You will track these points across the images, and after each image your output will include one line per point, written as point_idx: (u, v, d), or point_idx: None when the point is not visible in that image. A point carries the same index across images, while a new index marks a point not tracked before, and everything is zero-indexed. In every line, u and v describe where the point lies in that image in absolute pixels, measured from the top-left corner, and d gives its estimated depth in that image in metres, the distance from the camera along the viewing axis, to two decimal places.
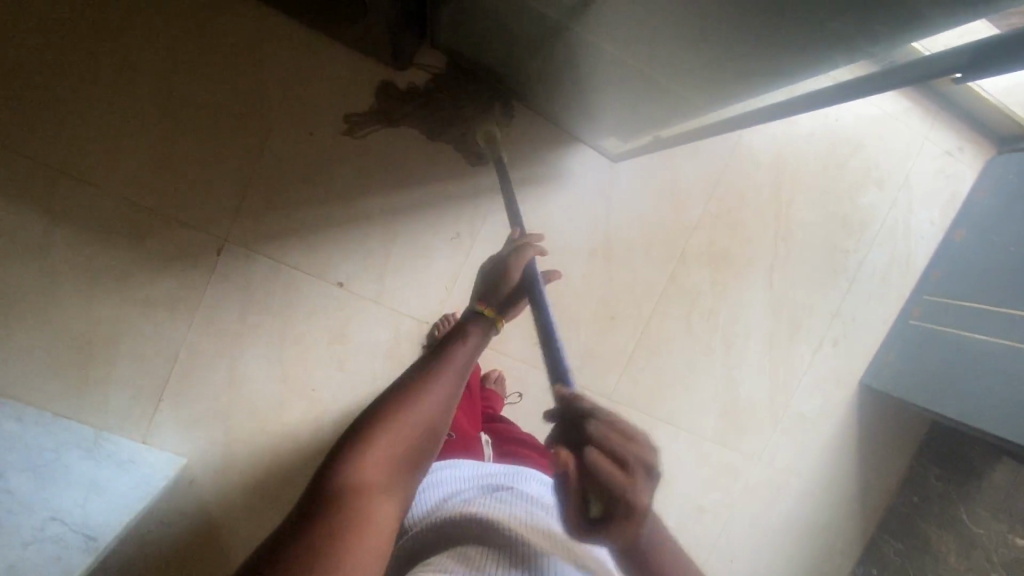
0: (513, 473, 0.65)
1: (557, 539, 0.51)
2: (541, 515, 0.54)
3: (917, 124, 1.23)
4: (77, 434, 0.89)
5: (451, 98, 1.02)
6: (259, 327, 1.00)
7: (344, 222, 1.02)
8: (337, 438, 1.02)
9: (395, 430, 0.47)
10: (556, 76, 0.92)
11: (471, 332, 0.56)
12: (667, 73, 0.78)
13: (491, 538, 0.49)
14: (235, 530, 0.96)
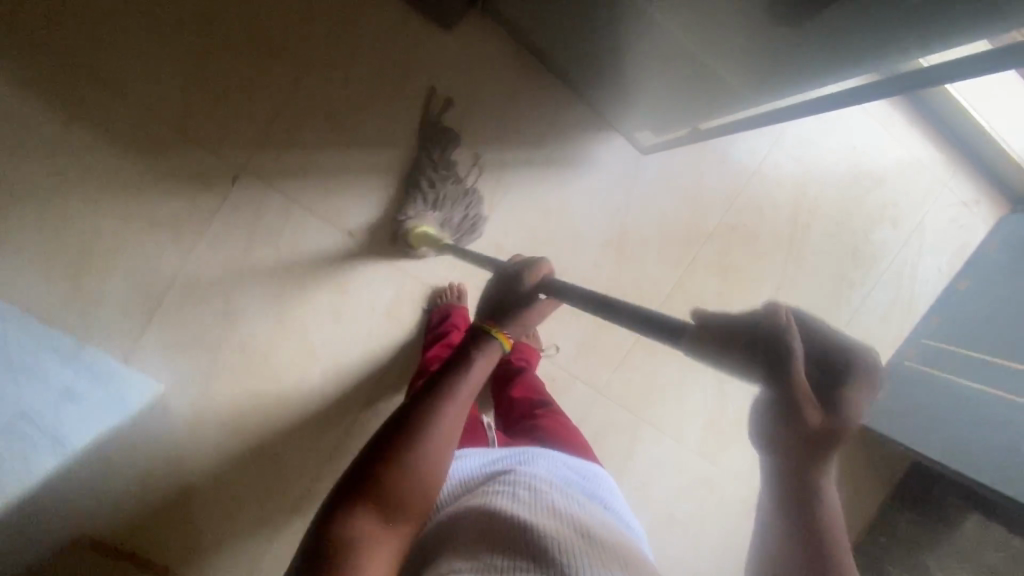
0: (515, 453, 0.63)
1: (585, 529, 0.46)
2: (561, 502, 0.50)
3: (942, 170, 1.18)
4: (56, 339, 0.87)
5: (436, 188, 0.97)
6: (263, 264, 0.97)
7: (367, 173, 0.98)
8: (321, 383, 1.01)
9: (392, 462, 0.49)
10: (601, 48, 0.88)
11: (469, 358, 0.60)
12: (721, 61, 0.73)
13: (511, 527, 0.44)
14: (201, 455, 0.97)
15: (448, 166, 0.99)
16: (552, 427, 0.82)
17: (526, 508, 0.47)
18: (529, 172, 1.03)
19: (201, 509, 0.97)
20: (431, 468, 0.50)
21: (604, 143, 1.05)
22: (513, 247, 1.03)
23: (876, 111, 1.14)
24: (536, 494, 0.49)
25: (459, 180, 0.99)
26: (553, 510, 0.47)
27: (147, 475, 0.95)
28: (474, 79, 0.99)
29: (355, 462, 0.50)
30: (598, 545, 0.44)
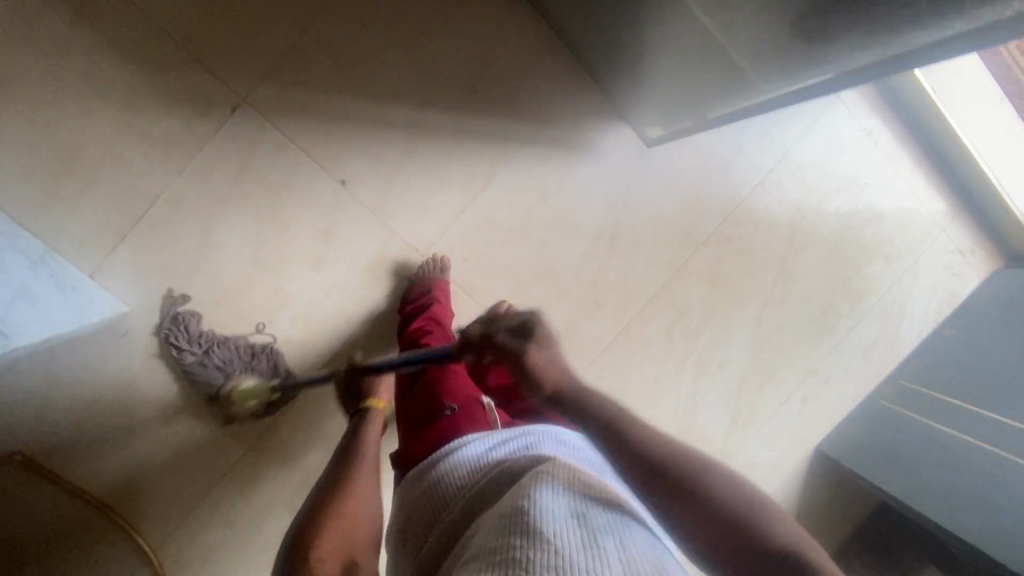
0: (521, 436, 0.66)
1: (574, 496, 0.48)
2: (558, 472, 0.53)
3: (943, 216, 1.18)
4: (23, 241, 0.84)
5: (210, 359, 0.95)
6: (248, 199, 0.95)
7: (366, 123, 0.97)
8: (289, 331, 0.99)
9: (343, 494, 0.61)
10: (625, 23, 0.88)
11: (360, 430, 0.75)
12: (748, 30, 0.73)
13: (498, 512, 0.47)
14: (155, 384, 0.95)
15: (202, 339, 0.95)
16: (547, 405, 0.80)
17: (525, 485, 0.50)
18: (535, 153, 1.02)
19: (149, 436, 0.96)
20: (363, 503, 0.61)
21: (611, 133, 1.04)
22: (504, 222, 1.02)
23: (885, 147, 1.15)
24: (535, 472, 0.53)
25: (230, 343, 0.96)
26: (545, 482, 0.50)
27: (99, 391, 0.93)
28: (492, 47, 0.99)
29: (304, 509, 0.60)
30: (586, 512, 0.46)
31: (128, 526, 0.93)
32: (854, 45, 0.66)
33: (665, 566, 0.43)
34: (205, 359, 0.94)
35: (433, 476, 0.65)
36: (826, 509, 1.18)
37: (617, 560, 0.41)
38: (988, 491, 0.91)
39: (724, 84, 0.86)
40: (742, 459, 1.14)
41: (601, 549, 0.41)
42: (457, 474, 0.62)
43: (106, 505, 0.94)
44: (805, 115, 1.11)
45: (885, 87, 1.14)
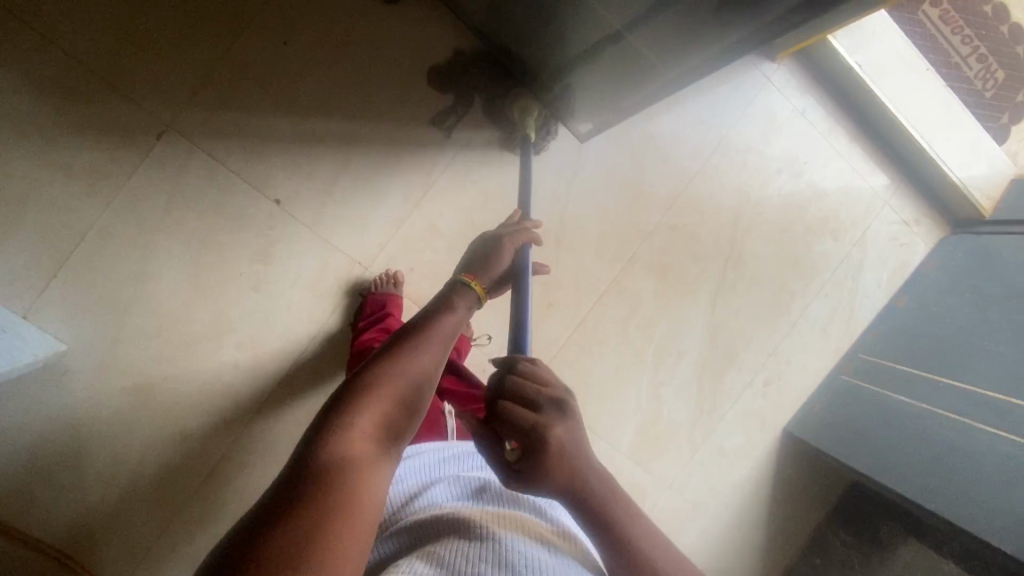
0: (475, 460, 0.69)
1: (531, 532, 0.52)
2: (520, 510, 0.56)
3: (883, 188, 1.19)
4: None
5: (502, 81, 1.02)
6: (181, 224, 0.94)
7: (298, 138, 0.96)
8: (235, 358, 0.97)
9: (394, 369, 0.47)
10: (539, 15, 0.88)
11: (458, 303, 0.57)
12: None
13: (464, 533, 0.50)
14: (96, 421, 0.92)
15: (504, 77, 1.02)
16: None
17: (491, 519, 0.52)
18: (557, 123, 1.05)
19: (93, 479, 0.92)
20: (403, 390, 0.46)
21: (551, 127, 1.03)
22: (449, 228, 1.02)
23: (821, 126, 1.16)
24: (500, 510, 0.55)
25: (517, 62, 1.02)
26: (513, 519, 0.53)
27: (39, 433, 0.90)
28: (421, 56, 0.99)
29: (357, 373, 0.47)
30: (550, 550, 0.50)
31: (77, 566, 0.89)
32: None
33: None
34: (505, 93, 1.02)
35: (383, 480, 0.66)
36: (802, 493, 1.17)
37: None
38: (947, 455, 0.92)
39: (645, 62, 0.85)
40: (710, 447, 1.13)
41: None
42: (409, 482, 0.64)
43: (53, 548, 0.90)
44: (739, 99, 1.12)
45: (814, 64, 1.15)
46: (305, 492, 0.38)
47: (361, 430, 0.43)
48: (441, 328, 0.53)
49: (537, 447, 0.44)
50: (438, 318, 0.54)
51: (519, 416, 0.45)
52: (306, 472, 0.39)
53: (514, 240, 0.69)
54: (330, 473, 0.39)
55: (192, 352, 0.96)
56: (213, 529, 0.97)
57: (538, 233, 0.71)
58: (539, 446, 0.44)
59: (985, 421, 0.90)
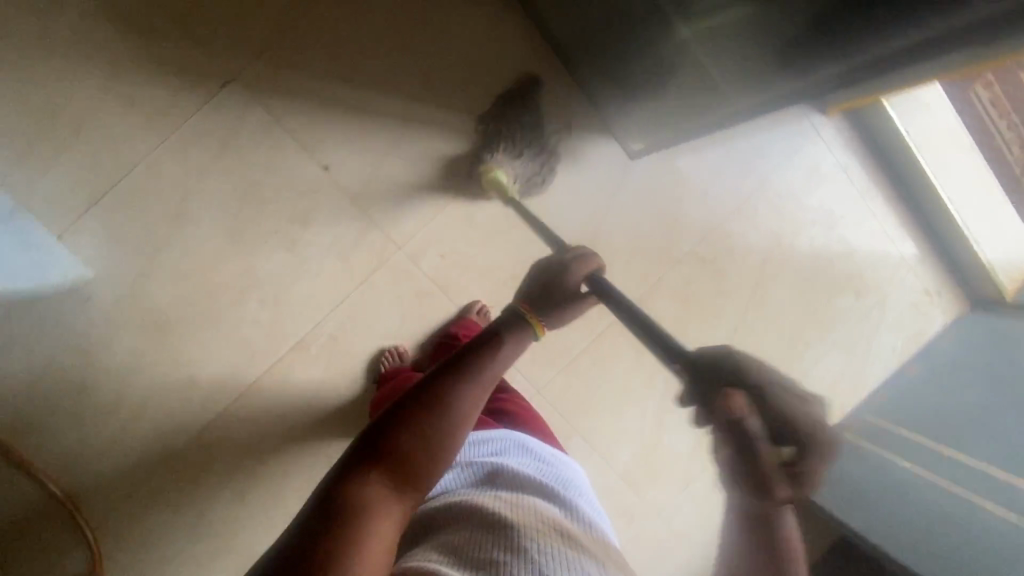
0: (489, 441, 0.71)
1: (543, 517, 0.54)
2: (532, 497, 0.58)
3: (912, 255, 1.21)
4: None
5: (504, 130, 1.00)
6: (229, 174, 0.96)
7: (356, 110, 0.98)
8: (256, 313, 0.99)
9: (427, 416, 0.50)
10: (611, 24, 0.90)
11: (506, 338, 0.58)
12: (731, 26, 0.75)
13: (477, 521, 0.52)
14: (110, 347, 0.96)
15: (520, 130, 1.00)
16: (512, 407, 0.82)
17: (503, 506, 0.54)
18: (543, 145, 1.01)
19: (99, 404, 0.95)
20: (430, 439, 0.49)
21: (540, 157, 1.02)
22: (484, 220, 1.04)
23: (857, 185, 1.18)
24: (514, 494, 0.58)
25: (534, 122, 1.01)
26: (527, 506, 0.55)
27: (55, 353, 0.94)
28: (489, 52, 1.01)
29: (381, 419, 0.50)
30: (564, 537, 0.52)
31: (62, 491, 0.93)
32: (839, 33, 0.67)
33: None
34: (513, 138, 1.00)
35: None
36: None
37: None
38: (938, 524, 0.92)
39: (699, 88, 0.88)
40: (704, 482, 1.14)
41: None
42: None
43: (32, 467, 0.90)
44: (785, 146, 1.14)
45: (862, 123, 1.18)
46: (317, 535, 0.42)
47: (382, 480, 0.46)
48: (483, 369, 0.54)
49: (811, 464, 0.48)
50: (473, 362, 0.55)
51: (807, 428, 0.48)
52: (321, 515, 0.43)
53: (578, 269, 0.66)
54: (347, 523, 0.43)
55: (217, 299, 0.98)
56: (209, 471, 1.00)
57: (597, 259, 0.67)
58: (815, 464, 0.48)
59: (980, 494, 0.90)
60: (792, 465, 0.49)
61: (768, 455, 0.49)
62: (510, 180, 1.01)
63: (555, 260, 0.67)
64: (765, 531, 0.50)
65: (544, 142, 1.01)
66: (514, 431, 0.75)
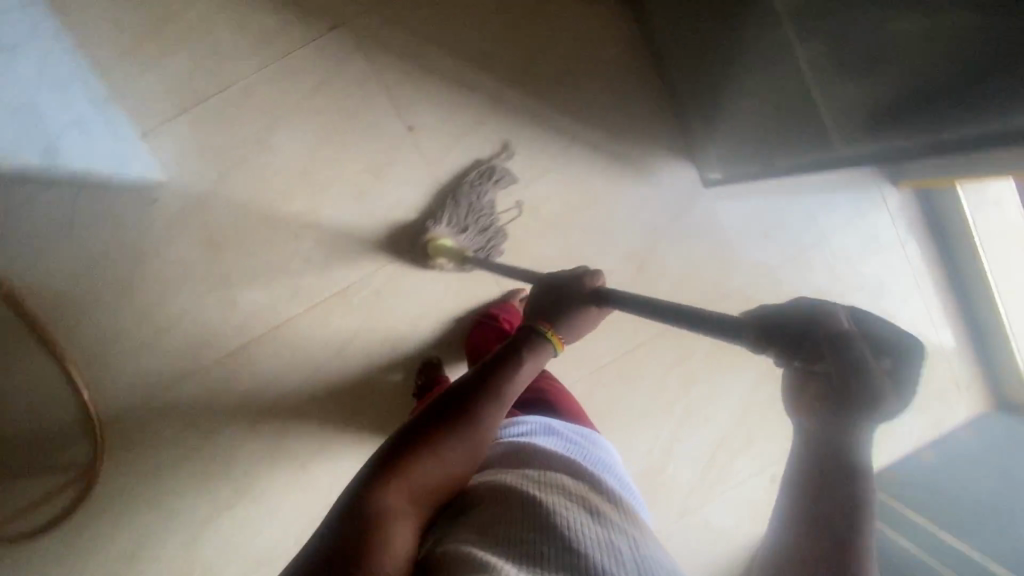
0: (516, 425, 0.72)
1: (572, 496, 0.55)
2: (560, 476, 0.59)
3: (951, 343, 1.21)
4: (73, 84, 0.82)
5: (448, 195, 1.00)
6: (316, 113, 0.98)
7: (451, 79, 0.99)
8: (311, 252, 1.01)
9: (447, 430, 0.59)
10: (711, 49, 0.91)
11: (520, 358, 0.66)
12: (834, 83, 0.74)
13: (507, 500, 0.54)
14: (167, 252, 0.99)
15: (463, 197, 1.00)
16: (546, 401, 0.87)
17: (532, 484, 0.56)
18: (484, 201, 1.01)
19: (145, 302, 1.00)
20: (450, 450, 0.58)
21: (483, 214, 1.01)
22: (548, 214, 1.04)
23: (911, 264, 1.18)
24: (541, 472, 0.59)
25: (475, 186, 1.00)
26: (555, 485, 0.56)
27: (110, 246, 0.98)
28: (592, 51, 1.02)
29: (408, 426, 0.59)
30: (596, 515, 0.53)
31: (76, 379, 0.99)
32: (915, 116, 0.68)
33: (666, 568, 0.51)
34: (459, 201, 1.00)
35: None
36: None
37: (629, 558, 0.49)
38: None
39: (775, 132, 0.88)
40: (698, 519, 1.14)
41: (613, 554, 0.48)
42: None
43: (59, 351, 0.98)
44: (848, 208, 1.15)
45: (926, 202, 1.20)
46: (351, 528, 0.49)
47: (407, 482, 0.54)
48: (498, 390, 0.64)
49: (882, 394, 0.33)
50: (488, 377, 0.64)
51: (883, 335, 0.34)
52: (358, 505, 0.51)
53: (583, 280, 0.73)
54: (380, 517, 0.50)
55: (277, 231, 1.00)
56: (234, 390, 1.04)
57: (600, 271, 0.74)
58: (905, 394, 0.33)
59: None
60: (896, 376, 0.33)
61: (853, 382, 0.34)
62: (459, 243, 1.01)
63: (562, 278, 0.74)
64: (834, 471, 0.36)
65: (484, 196, 1.01)
66: (544, 418, 0.77)
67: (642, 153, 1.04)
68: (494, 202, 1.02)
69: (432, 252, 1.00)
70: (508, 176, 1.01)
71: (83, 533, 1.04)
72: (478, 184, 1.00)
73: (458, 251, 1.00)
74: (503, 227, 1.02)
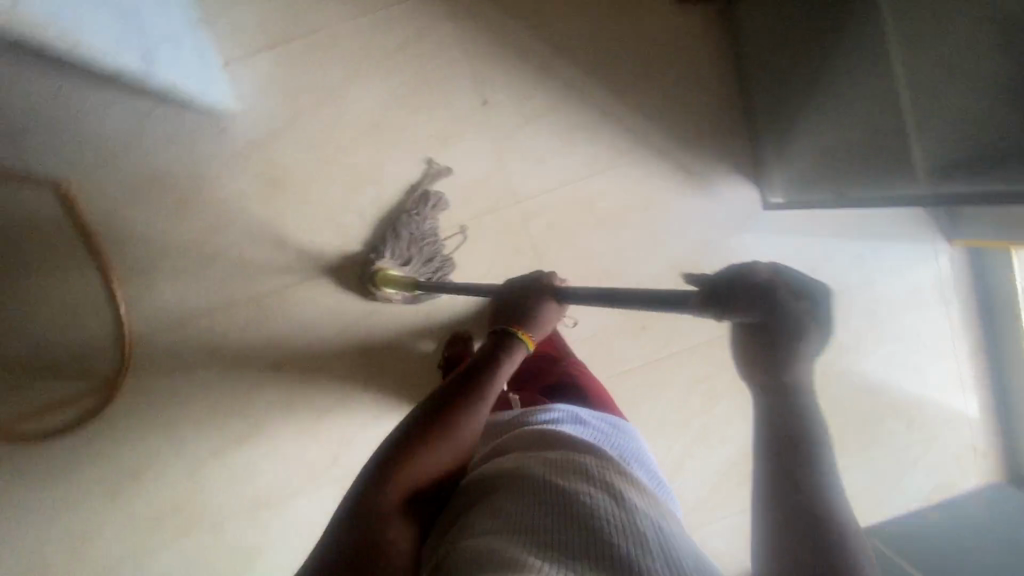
0: (541, 412, 0.72)
1: (597, 482, 0.55)
2: (586, 462, 0.58)
3: (978, 408, 1.21)
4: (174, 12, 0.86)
5: (391, 230, 1.00)
6: (395, 71, 0.99)
7: (532, 59, 1.00)
8: (366, 206, 1.02)
9: (438, 432, 0.60)
10: (790, 70, 0.88)
11: (497, 362, 0.72)
12: (886, 130, 0.72)
13: (530, 489, 0.53)
14: (226, 181, 1.00)
15: (405, 232, 1.00)
16: (589, 395, 0.89)
17: (554, 472, 0.55)
18: (425, 229, 1.01)
19: (193, 226, 1.01)
20: (444, 452, 0.59)
21: (426, 242, 1.01)
22: (603, 210, 1.04)
23: (952, 327, 1.18)
24: (566, 457, 0.59)
25: (418, 221, 1.00)
26: (579, 471, 0.56)
27: (170, 167, 0.99)
28: (675, 54, 1.01)
29: (400, 427, 0.61)
30: (624, 502, 0.53)
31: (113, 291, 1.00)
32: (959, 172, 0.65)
33: (695, 558, 0.50)
34: (403, 234, 1.00)
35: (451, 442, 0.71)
36: None
37: (657, 546, 0.48)
38: None
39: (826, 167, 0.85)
40: (697, 537, 1.13)
41: (642, 541, 0.48)
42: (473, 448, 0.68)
43: (102, 267, 1.00)
44: (897, 257, 1.15)
45: (977, 261, 1.18)
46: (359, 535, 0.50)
47: (405, 484, 0.55)
48: (482, 392, 0.66)
49: (798, 337, 0.38)
50: (474, 376, 0.69)
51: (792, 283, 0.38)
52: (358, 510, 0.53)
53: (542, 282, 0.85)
54: (384, 520, 0.51)
55: (336, 179, 1.01)
56: (266, 328, 1.05)
57: (555, 270, 0.88)
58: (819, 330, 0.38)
59: None
60: (806, 317, 0.38)
61: (773, 326, 0.38)
62: (407, 272, 1.01)
63: (527, 282, 0.86)
64: (781, 406, 0.43)
65: (424, 224, 1.01)
66: (570, 406, 0.77)
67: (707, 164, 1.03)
68: (436, 229, 1.02)
69: (382, 284, 0.99)
70: (444, 203, 1.02)
71: (92, 445, 1.05)
72: (416, 213, 1.00)
73: (407, 280, 0.99)
74: (449, 255, 1.03)
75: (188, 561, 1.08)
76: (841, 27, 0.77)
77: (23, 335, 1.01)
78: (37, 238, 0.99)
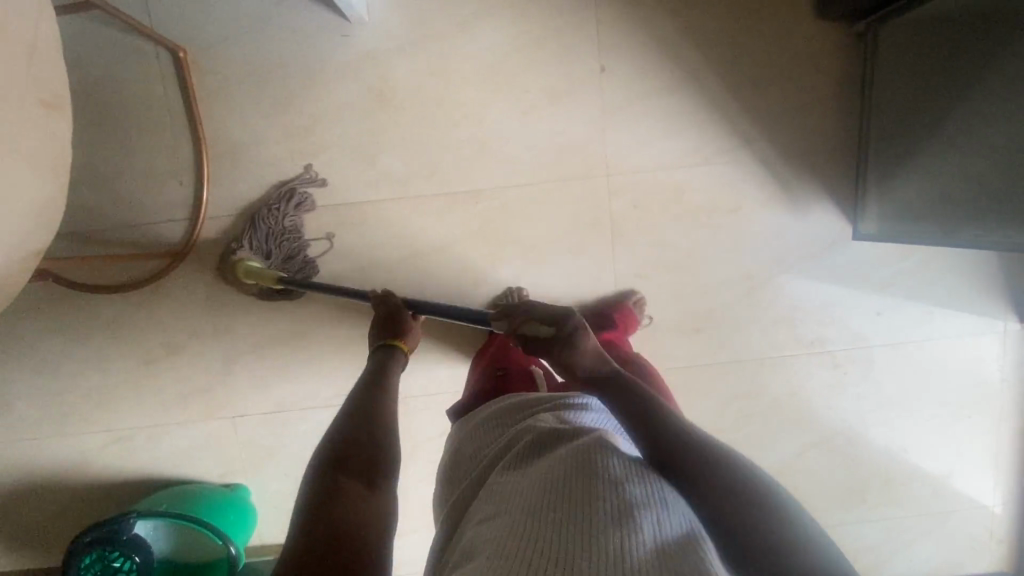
0: (560, 403, 0.68)
1: (597, 470, 0.51)
2: (589, 448, 0.54)
3: (1005, 494, 1.15)
4: None
5: (252, 222, 1.02)
6: (524, 17, 1.00)
7: (659, 41, 1.00)
8: (461, 142, 1.03)
9: (361, 427, 0.64)
10: (928, 100, 0.90)
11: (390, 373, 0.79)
12: None
13: (531, 484, 0.51)
14: (334, 86, 1.01)
15: (268, 225, 1.02)
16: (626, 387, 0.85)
17: (557, 463, 0.52)
18: (286, 225, 1.03)
19: (291, 122, 1.02)
20: (374, 437, 0.63)
21: (287, 239, 1.03)
22: (688, 204, 1.04)
23: (1005, 404, 1.13)
24: (572, 446, 0.55)
25: (281, 216, 1.02)
26: (580, 458, 0.52)
27: (285, 59, 1.01)
28: (798, 68, 1.01)
29: (338, 429, 0.64)
30: (623, 489, 0.48)
31: (202, 165, 1.01)
32: None
33: (697, 541, 0.44)
34: (269, 226, 1.02)
35: (462, 436, 0.74)
36: None
37: (653, 530, 0.44)
38: None
39: (952, 197, 0.89)
40: None
41: (637, 526, 0.44)
42: (493, 439, 0.67)
43: (199, 140, 1.01)
44: (964, 322, 1.10)
45: None
46: (316, 511, 0.51)
47: (347, 467, 0.58)
48: (390, 399, 0.72)
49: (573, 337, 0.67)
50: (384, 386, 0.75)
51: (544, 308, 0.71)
52: (318, 494, 0.54)
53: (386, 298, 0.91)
54: (338, 497, 0.53)
55: (440, 111, 1.02)
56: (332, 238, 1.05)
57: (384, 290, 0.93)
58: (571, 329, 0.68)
59: None
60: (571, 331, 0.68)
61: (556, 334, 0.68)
62: (269, 266, 1.03)
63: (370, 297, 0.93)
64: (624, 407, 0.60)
65: (285, 220, 1.02)
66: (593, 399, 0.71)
67: (800, 185, 1.04)
68: (298, 225, 1.03)
69: (241, 274, 1.02)
70: (310, 203, 1.03)
71: (145, 309, 1.07)
72: (276, 208, 1.01)
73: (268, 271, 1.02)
74: (312, 257, 1.05)
75: (207, 442, 1.10)
76: (997, 71, 0.78)
77: (102, 185, 1.03)
78: (143, 96, 1.01)
